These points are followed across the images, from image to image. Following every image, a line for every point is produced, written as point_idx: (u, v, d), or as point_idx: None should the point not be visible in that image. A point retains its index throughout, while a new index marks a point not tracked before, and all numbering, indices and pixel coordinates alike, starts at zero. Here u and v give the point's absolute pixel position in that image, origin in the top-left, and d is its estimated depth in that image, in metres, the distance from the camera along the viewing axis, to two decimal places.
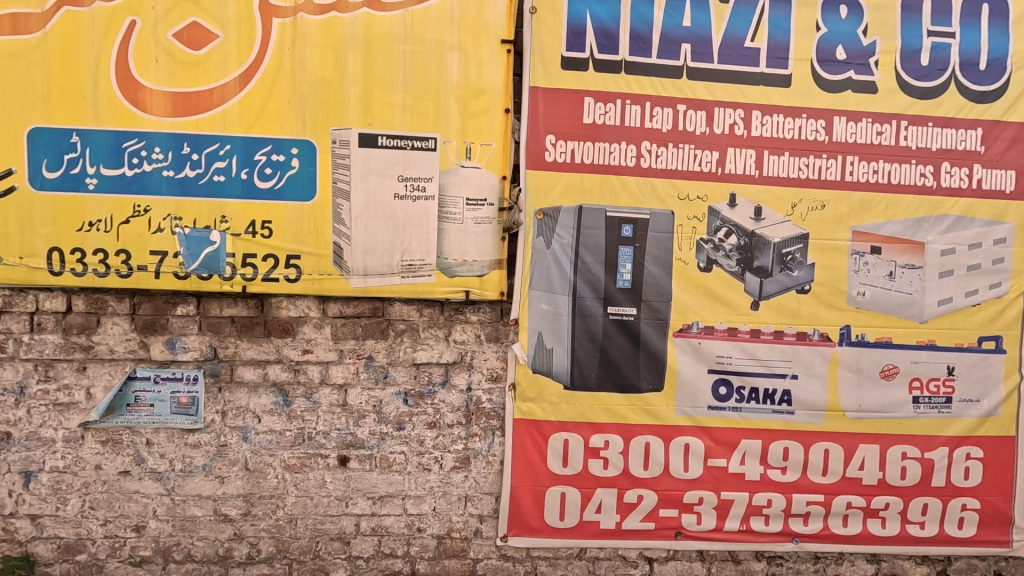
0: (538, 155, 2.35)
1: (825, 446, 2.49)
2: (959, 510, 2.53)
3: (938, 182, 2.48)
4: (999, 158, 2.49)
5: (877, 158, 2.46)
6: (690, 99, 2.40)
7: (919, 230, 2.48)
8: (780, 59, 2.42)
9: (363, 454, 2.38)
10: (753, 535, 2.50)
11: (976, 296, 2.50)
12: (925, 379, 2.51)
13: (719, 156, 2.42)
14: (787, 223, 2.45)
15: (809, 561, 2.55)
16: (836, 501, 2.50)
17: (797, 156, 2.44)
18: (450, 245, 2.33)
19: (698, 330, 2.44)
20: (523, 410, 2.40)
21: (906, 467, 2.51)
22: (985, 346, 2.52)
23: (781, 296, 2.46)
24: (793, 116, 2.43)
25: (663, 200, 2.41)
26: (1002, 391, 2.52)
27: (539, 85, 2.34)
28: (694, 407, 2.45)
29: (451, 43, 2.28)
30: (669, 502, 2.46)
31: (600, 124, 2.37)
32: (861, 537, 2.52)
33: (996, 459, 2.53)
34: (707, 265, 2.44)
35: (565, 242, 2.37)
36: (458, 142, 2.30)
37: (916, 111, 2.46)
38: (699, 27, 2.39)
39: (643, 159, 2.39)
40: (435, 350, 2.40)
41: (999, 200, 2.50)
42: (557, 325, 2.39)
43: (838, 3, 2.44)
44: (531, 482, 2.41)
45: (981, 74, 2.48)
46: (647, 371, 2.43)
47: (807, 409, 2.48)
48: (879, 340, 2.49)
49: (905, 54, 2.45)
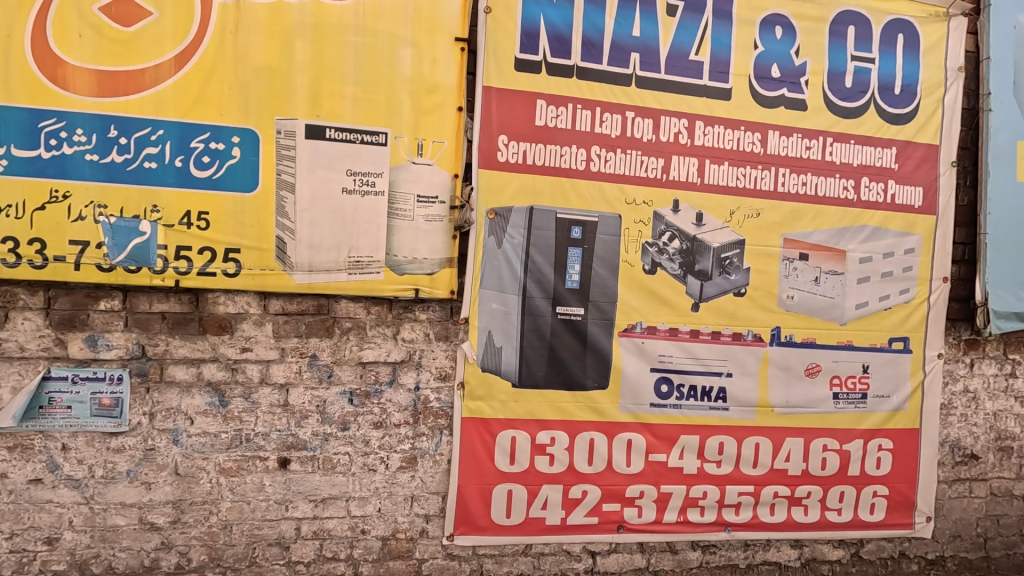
0: (490, 154, 2.36)
1: (756, 440, 2.65)
2: (871, 497, 2.76)
3: (858, 195, 2.70)
4: (910, 175, 2.74)
5: (806, 171, 2.64)
6: (639, 107, 2.48)
7: (841, 239, 2.69)
8: (722, 73, 2.55)
9: (305, 456, 2.30)
10: (689, 526, 2.62)
11: (889, 301, 2.74)
12: (843, 376, 2.72)
13: (664, 163, 2.52)
14: (726, 229, 2.59)
15: (740, 549, 2.70)
16: (764, 492, 2.66)
17: (736, 165, 2.58)
18: (399, 242, 2.29)
19: (642, 329, 2.54)
20: (472, 409, 2.41)
21: (826, 458, 2.71)
22: (895, 346, 2.76)
23: (719, 298, 2.60)
24: (733, 128, 2.57)
25: (611, 204, 2.48)
26: (909, 387, 2.77)
27: (493, 85, 2.35)
28: (637, 404, 2.54)
29: (404, 37, 2.24)
30: (612, 496, 2.54)
31: (552, 126, 2.41)
32: (786, 524, 2.70)
33: (903, 449, 2.78)
34: (651, 267, 2.53)
35: (516, 242, 2.40)
36: (410, 138, 2.27)
37: (841, 129, 2.66)
38: (648, 38, 2.48)
39: (593, 163, 2.45)
40: (382, 348, 2.36)
41: (909, 213, 2.74)
42: (507, 324, 2.41)
43: (774, 24, 2.60)
44: (478, 481, 2.42)
45: (896, 98, 2.71)
46: (593, 369, 2.49)
47: (741, 406, 2.63)
48: (805, 340, 2.68)
49: (832, 76, 2.65)
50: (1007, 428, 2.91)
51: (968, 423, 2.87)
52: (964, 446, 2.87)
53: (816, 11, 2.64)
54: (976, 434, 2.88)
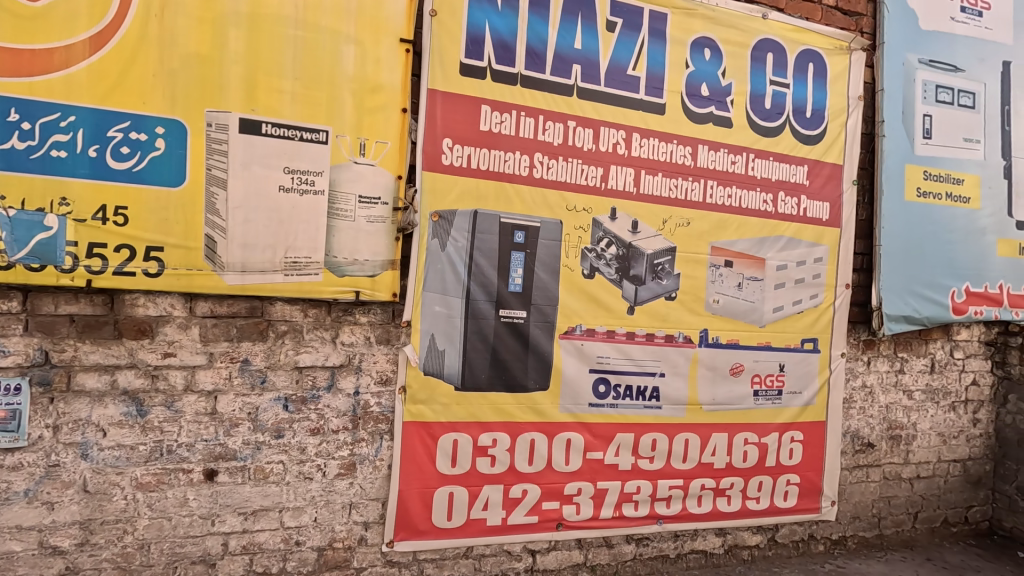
0: (434, 157, 2.36)
1: (685, 436, 2.81)
2: (785, 485, 3.00)
3: (776, 208, 2.94)
4: (819, 191, 3.02)
5: (731, 185, 2.84)
6: (580, 117, 2.57)
7: (761, 248, 2.92)
8: (656, 89, 2.70)
9: (234, 466, 2.18)
10: (624, 521, 2.73)
11: (801, 305, 3.00)
12: (762, 374, 2.94)
13: (603, 172, 2.62)
14: (659, 237, 2.74)
15: (670, 540, 2.85)
16: (692, 484, 2.83)
17: (669, 177, 2.73)
18: (339, 243, 2.23)
19: (582, 332, 2.62)
20: (413, 412, 2.39)
21: (747, 451, 2.92)
22: (806, 347, 3.02)
23: (652, 302, 2.74)
24: (666, 142, 2.72)
25: (552, 210, 2.55)
26: (817, 383, 3.04)
27: (437, 88, 2.35)
28: (577, 404, 2.62)
29: (347, 34, 2.19)
30: (551, 495, 2.60)
31: (496, 132, 2.45)
32: (711, 514, 2.88)
33: (812, 440, 3.05)
34: (590, 272, 2.63)
35: (460, 245, 2.41)
36: (352, 137, 2.22)
37: (761, 146, 2.89)
38: (589, 51, 2.58)
39: (535, 169, 2.51)
40: (320, 352, 2.29)
41: (818, 226, 3.02)
42: (450, 327, 2.41)
43: (703, 45, 2.79)
44: (419, 485, 2.40)
45: (808, 120, 2.99)
46: (534, 371, 2.55)
47: (672, 404, 2.78)
48: (729, 341, 2.88)
49: (753, 97, 2.88)
50: (897, 418, 3.27)
51: (865, 415, 3.20)
52: (862, 436, 3.19)
53: (740, 36, 2.86)
54: (872, 425, 3.21)
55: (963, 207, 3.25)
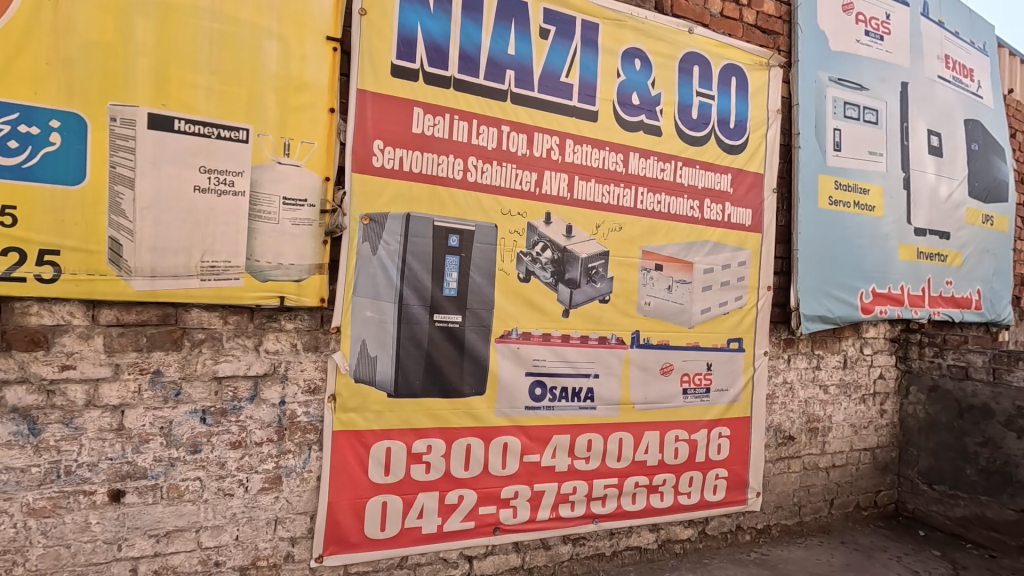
0: (365, 159, 2.30)
1: (620, 436, 2.88)
2: (714, 479, 3.14)
3: (703, 214, 3.07)
4: (742, 198, 3.18)
5: (660, 192, 2.95)
6: (513, 122, 2.59)
7: (689, 252, 3.04)
8: (589, 96, 2.76)
9: (144, 485, 2.03)
10: (561, 521, 2.76)
11: (726, 306, 3.15)
12: (691, 373, 3.07)
13: (537, 177, 2.65)
14: (593, 241, 2.80)
15: (606, 538, 2.91)
16: (627, 482, 2.90)
17: (601, 183, 2.80)
18: (262, 247, 2.13)
19: (517, 335, 2.63)
20: (344, 421, 2.31)
21: (678, 448, 3.03)
22: (732, 346, 3.18)
23: (587, 305, 2.79)
24: (598, 148, 2.79)
25: (487, 214, 2.56)
26: (742, 381, 3.20)
27: (367, 89, 2.31)
28: (513, 408, 2.63)
29: (269, 29, 2.11)
30: (488, 499, 2.59)
31: (428, 135, 2.42)
32: (645, 511, 2.96)
33: (738, 435, 3.20)
34: (526, 276, 2.65)
35: (392, 249, 2.37)
36: (275, 136, 2.14)
37: (689, 155, 3.02)
38: (522, 57, 2.61)
39: (469, 173, 2.51)
40: (242, 361, 2.17)
41: (741, 231, 3.19)
42: (382, 332, 2.36)
43: (634, 56, 2.89)
44: (351, 496, 2.33)
45: (731, 130, 3.15)
46: (470, 375, 2.53)
47: (607, 404, 2.84)
48: (660, 342, 2.99)
49: (681, 107, 3.00)
50: (815, 411, 3.49)
51: (786, 409, 3.39)
52: (784, 429, 3.39)
53: (667, 49, 2.98)
54: (792, 419, 3.41)
55: (869, 214, 3.52)
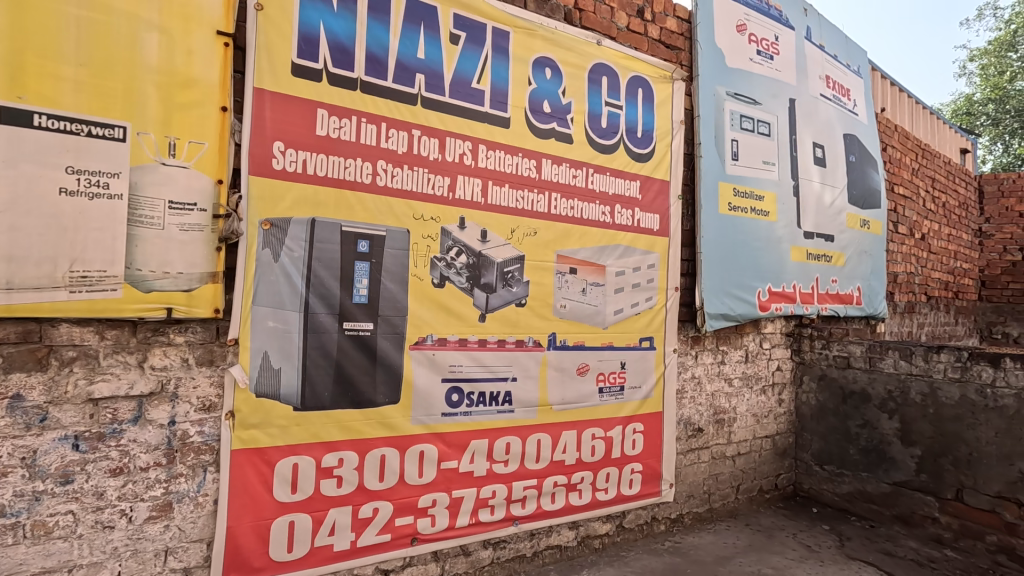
0: (263, 161, 2.19)
1: (538, 437, 2.92)
2: (630, 473, 3.26)
3: (614, 219, 3.20)
4: (650, 204, 3.35)
5: (573, 197, 3.03)
6: (424, 126, 2.57)
7: (602, 255, 3.15)
8: (501, 103, 2.79)
9: (2, 525, 1.80)
10: (481, 527, 2.76)
11: (638, 307, 3.30)
12: (606, 372, 3.18)
13: (450, 181, 2.64)
14: (508, 246, 2.82)
15: (526, 539, 2.94)
16: (546, 482, 2.95)
17: (515, 188, 2.83)
18: (144, 255, 1.96)
19: (432, 341, 2.60)
20: (244, 438, 2.18)
21: (594, 445, 3.13)
22: (644, 345, 3.33)
23: (503, 309, 2.82)
24: (512, 154, 2.82)
25: (399, 219, 2.51)
26: (653, 378, 3.36)
27: (265, 88, 2.20)
28: (429, 415, 2.59)
29: (149, 21, 1.95)
30: (404, 510, 2.54)
31: (334, 137, 2.35)
32: (564, 509, 3.02)
33: (651, 430, 3.35)
34: (440, 281, 2.62)
35: (296, 256, 2.26)
36: (158, 135, 1.98)
37: (600, 162, 3.13)
38: (432, 62, 2.60)
39: (379, 177, 2.45)
40: (123, 380, 1.99)
41: (650, 235, 3.35)
42: (286, 343, 2.25)
43: (544, 65, 2.96)
44: (254, 518, 2.19)
45: (639, 139, 3.30)
46: (384, 384, 2.47)
47: (525, 407, 2.88)
48: (576, 343, 3.07)
49: (590, 116, 3.11)
50: (721, 404, 3.73)
51: (695, 403, 3.60)
52: (693, 422, 3.59)
53: (577, 59, 3.08)
54: (700, 411, 3.62)
55: (764, 219, 3.82)
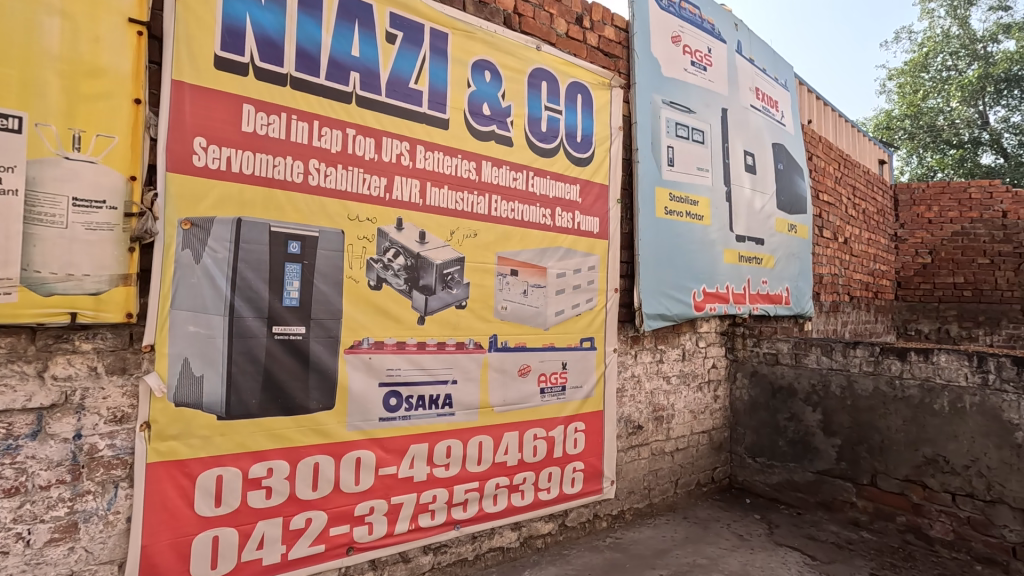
0: (183, 157, 2.08)
1: (479, 439, 2.91)
2: (572, 472, 3.30)
3: (554, 222, 3.24)
4: (590, 207, 3.42)
5: (514, 200, 3.06)
6: (359, 125, 2.51)
7: (543, 257, 3.19)
8: (439, 104, 2.78)
9: None
10: (421, 532, 2.72)
11: (578, 308, 3.36)
12: (548, 373, 3.22)
13: (387, 182, 2.60)
14: (447, 247, 2.81)
15: (468, 542, 2.92)
16: (487, 484, 2.95)
17: (454, 190, 2.82)
18: (43, 255, 1.81)
19: (369, 345, 2.55)
20: (161, 451, 2.05)
21: (536, 445, 3.15)
22: (585, 345, 3.39)
23: (442, 311, 2.80)
24: (451, 156, 2.81)
25: (333, 219, 2.44)
26: (594, 377, 3.43)
27: (185, 80, 2.09)
28: (366, 420, 2.53)
29: (49, 4, 1.82)
30: (340, 519, 2.46)
31: (262, 135, 2.26)
32: (506, 511, 3.03)
33: (592, 429, 3.41)
34: (377, 283, 2.58)
35: (220, 257, 2.16)
36: (60, 127, 1.84)
37: (540, 165, 3.17)
38: (367, 60, 2.55)
39: (311, 176, 2.38)
40: (19, 392, 1.83)
41: (590, 238, 3.42)
42: (209, 349, 2.14)
43: (484, 68, 2.97)
44: (172, 535, 2.06)
45: (578, 144, 3.37)
46: (317, 390, 2.40)
47: (465, 409, 2.86)
48: (517, 345, 3.09)
49: (530, 120, 3.15)
50: (659, 401, 3.86)
51: (635, 401, 3.70)
52: (633, 419, 3.69)
53: (517, 63, 3.12)
54: (640, 409, 3.73)
55: (698, 223, 3.98)
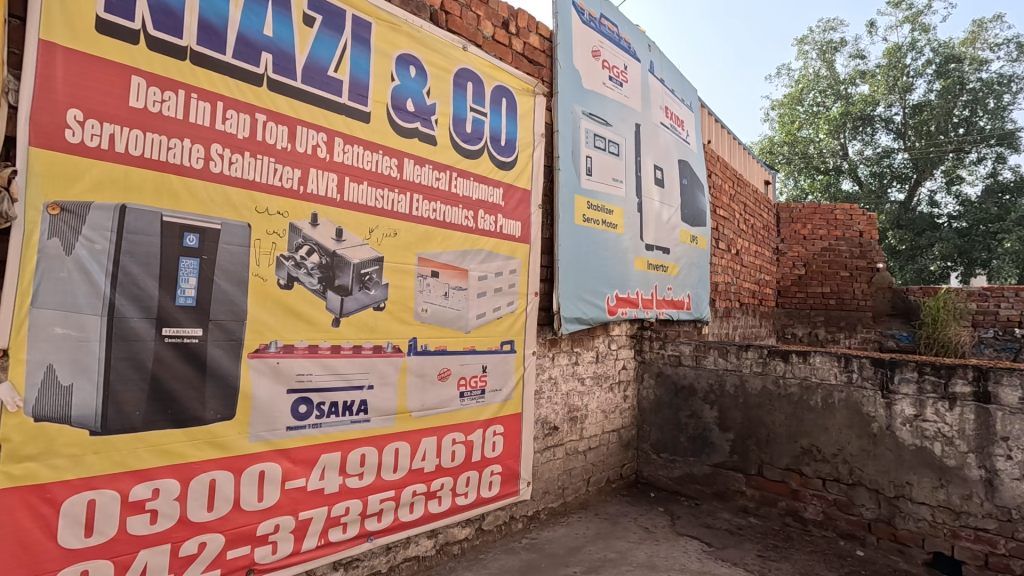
0: (52, 131, 1.79)
1: (396, 446, 2.81)
2: (489, 475, 3.29)
3: (477, 224, 3.23)
4: (512, 211, 3.44)
5: (436, 200, 2.99)
6: (271, 111, 2.32)
7: (464, 259, 3.16)
8: (360, 96, 2.65)
9: None
10: (331, 547, 2.56)
11: (499, 311, 3.36)
12: (467, 376, 3.19)
13: (301, 174, 2.42)
14: (366, 246, 2.67)
15: (382, 554, 2.80)
16: (403, 493, 2.85)
17: (375, 186, 2.70)
18: None
19: (276, 348, 2.36)
20: (14, 474, 1.73)
21: (454, 450, 3.10)
22: (505, 348, 3.40)
23: (359, 313, 2.66)
24: (372, 151, 2.68)
25: (238, 211, 2.22)
26: (513, 380, 3.45)
27: (57, 42, 1.80)
28: (272, 431, 2.34)
29: None
30: (240, 540, 2.24)
31: (154, 112, 2.00)
32: (423, 518, 2.94)
33: (510, 432, 3.43)
34: (287, 282, 2.39)
35: (97, 249, 1.88)
36: None
37: (464, 166, 3.14)
38: (282, 41, 2.36)
39: (213, 163, 2.15)
40: None
41: (512, 242, 3.44)
42: (82, 355, 1.85)
43: (408, 63, 2.88)
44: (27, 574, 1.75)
45: (502, 147, 3.38)
46: (215, 399, 2.17)
47: (382, 415, 2.75)
48: (437, 348, 3.02)
49: (455, 120, 3.10)
50: (574, 402, 3.98)
51: (551, 403, 3.78)
52: (549, 421, 3.77)
53: (443, 62, 3.06)
54: (556, 410, 3.82)
55: (613, 231, 4.16)
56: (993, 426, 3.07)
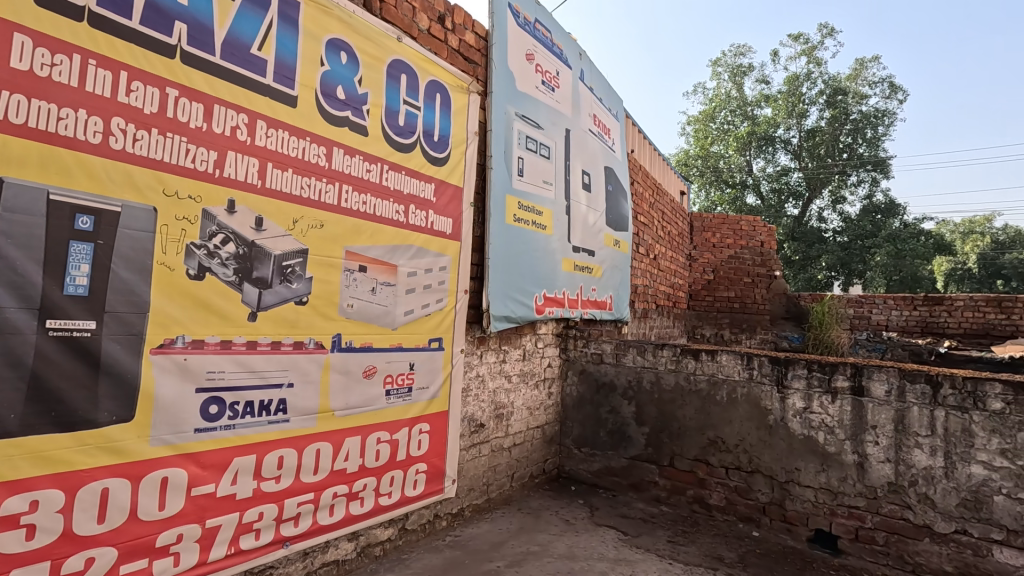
0: None
1: (316, 447, 2.69)
2: (414, 475, 3.24)
3: (407, 219, 3.17)
4: (443, 208, 3.42)
5: (366, 192, 2.90)
6: (184, 86, 2.14)
7: (394, 255, 3.09)
8: (286, 78, 2.51)
9: None
10: (242, 556, 2.40)
11: (428, 308, 3.33)
12: (394, 374, 3.12)
13: (217, 157, 2.25)
14: (288, 238, 2.54)
15: (298, 560, 2.67)
16: (323, 495, 2.73)
17: (300, 174, 2.57)
18: None
19: (184, 344, 2.17)
20: None
21: (379, 450, 3.03)
22: (433, 345, 3.37)
23: (279, 307, 2.52)
24: (297, 137, 2.55)
25: (142, 193, 2.02)
26: (441, 378, 3.43)
27: None
28: (177, 433, 2.15)
29: None
30: (136, 553, 2.05)
31: (43, 77, 1.78)
32: (344, 521, 2.84)
33: (436, 430, 3.40)
34: (198, 273, 2.21)
35: None
36: None
37: (396, 159, 3.07)
38: (198, 12, 2.18)
39: (113, 138, 1.94)
40: None
41: (442, 238, 3.42)
42: None
43: (339, 49, 2.77)
44: None
45: (436, 143, 3.35)
46: (110, 399, 1.96)
47: (302, 414, 2.62)
48: (362, 345, 2.94)
49: (387, 111, 3.03)
50: (500, 399, 4.03)
51: (478, 400, 3.80)
52: (475, 418, 3.79)
53: (376, 50, 2.98)
54: (482, 408, 3.85)
55: (541, 232, 4.26)
56: (864, 416, 3.49)
